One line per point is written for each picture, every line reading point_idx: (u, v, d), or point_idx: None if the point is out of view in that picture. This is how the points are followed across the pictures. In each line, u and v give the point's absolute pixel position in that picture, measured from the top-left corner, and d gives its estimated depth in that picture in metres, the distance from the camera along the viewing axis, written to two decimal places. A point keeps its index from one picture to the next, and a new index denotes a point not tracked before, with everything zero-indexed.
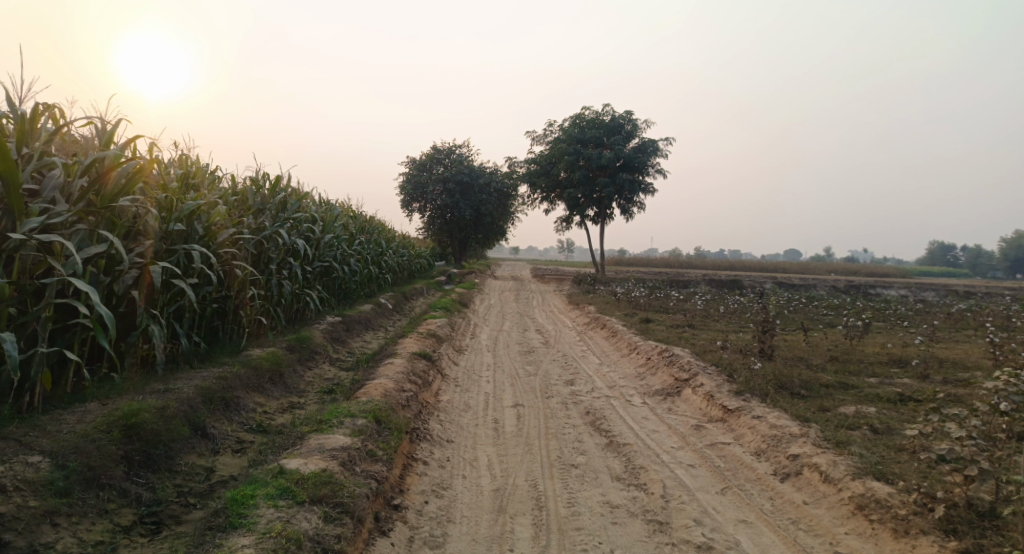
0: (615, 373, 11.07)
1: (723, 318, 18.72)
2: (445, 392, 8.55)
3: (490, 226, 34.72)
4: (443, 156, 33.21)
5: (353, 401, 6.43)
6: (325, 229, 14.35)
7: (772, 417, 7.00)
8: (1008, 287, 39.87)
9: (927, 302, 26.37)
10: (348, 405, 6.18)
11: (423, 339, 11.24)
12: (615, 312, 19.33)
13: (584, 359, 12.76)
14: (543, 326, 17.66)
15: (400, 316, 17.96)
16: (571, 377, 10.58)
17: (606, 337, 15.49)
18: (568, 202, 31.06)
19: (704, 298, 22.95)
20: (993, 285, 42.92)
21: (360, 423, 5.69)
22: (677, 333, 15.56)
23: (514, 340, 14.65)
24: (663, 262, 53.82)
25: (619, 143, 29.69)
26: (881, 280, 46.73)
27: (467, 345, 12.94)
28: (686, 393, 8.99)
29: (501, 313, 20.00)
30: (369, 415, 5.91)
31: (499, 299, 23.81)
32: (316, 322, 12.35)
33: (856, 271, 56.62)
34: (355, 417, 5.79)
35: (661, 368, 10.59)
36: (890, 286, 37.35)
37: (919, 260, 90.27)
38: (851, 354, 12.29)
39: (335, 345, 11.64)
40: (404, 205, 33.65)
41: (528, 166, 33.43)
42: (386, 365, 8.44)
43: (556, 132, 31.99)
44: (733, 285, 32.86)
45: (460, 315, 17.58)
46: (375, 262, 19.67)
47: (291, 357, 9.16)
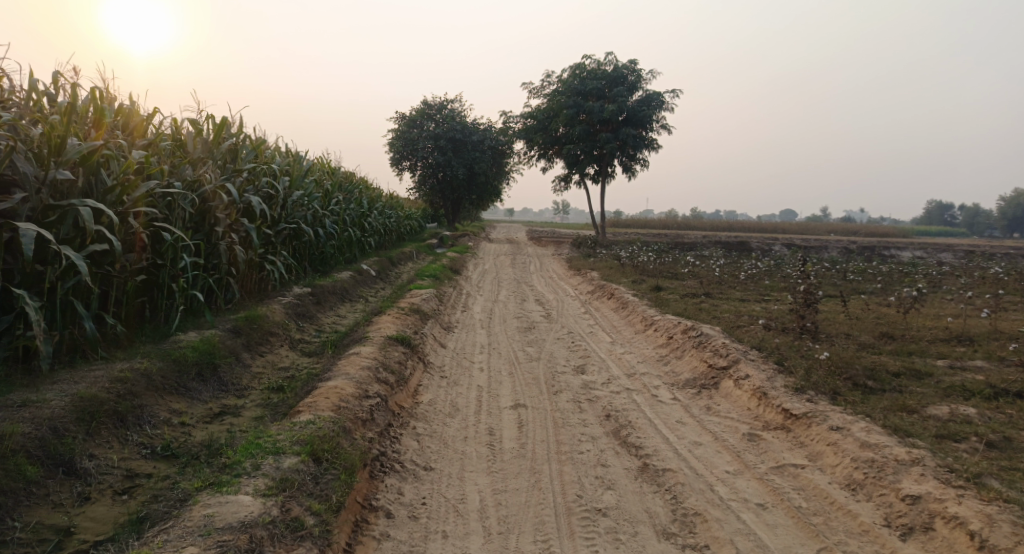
0: (633, 357, 9.29)
1: (741, 286, 16.94)
2: (426, 389, 6.79)
3: (485, 186, 32.68)
4: (435, 111, 30.98)
5: (289, 420, 4.67)
6: (293, 186, 12.46)
7: (859, 429, 5.25)
8: (1015, 246, 38.49)
9: (950, 265, 24.67)
10: (276, 432, 4.46)
11: (404, 317, 9.41)
12: (621, 279, 17.52)
13: (593, 336, 11.00)
14: (543, 295, 15.86)
15: (384, 284, 16.12)
16: (582, 362, 8.82)
17: (615, 309, 13.74)
18: (567, 160, 29.01)
19: (716, 263, 21.17)
20: (998, 244, 41.45)
21: (286, 469, 4.04)
22: (694, 304, 13.80)
23: (511, 312, 12.86)
24: (662, 224, 52.07)
25: (622, 95, 27.57)
26: (887, 241, 45.06)
27: (457, 321, 11.14)
28: (726, 386, 7.24)
29: (495, 280, 18.18)
30: (303, 449, 4.24)
31: (494, 265, 21.91)
32: (280, 296, 10.51)
33: (858, 232, 55.11)
34: (280, 459, 4.12)
35: (688, 350, 8.85)
36: (902, 248, 35.65)
37: (920, 221, 88.74)
38: (904, 329, 10.56)
39: (299, 323, 9.82)
40: (393, 164, 31.46)
41: (525, 121, 31.24)
42: (350, 355, 6.65)
43: (554, 84, 29.76)
44: (741, 248, 31.05)
45: (451, 284, 15.75)
46: (356, 225, 17.70)
47: (234, 343, 7.34)
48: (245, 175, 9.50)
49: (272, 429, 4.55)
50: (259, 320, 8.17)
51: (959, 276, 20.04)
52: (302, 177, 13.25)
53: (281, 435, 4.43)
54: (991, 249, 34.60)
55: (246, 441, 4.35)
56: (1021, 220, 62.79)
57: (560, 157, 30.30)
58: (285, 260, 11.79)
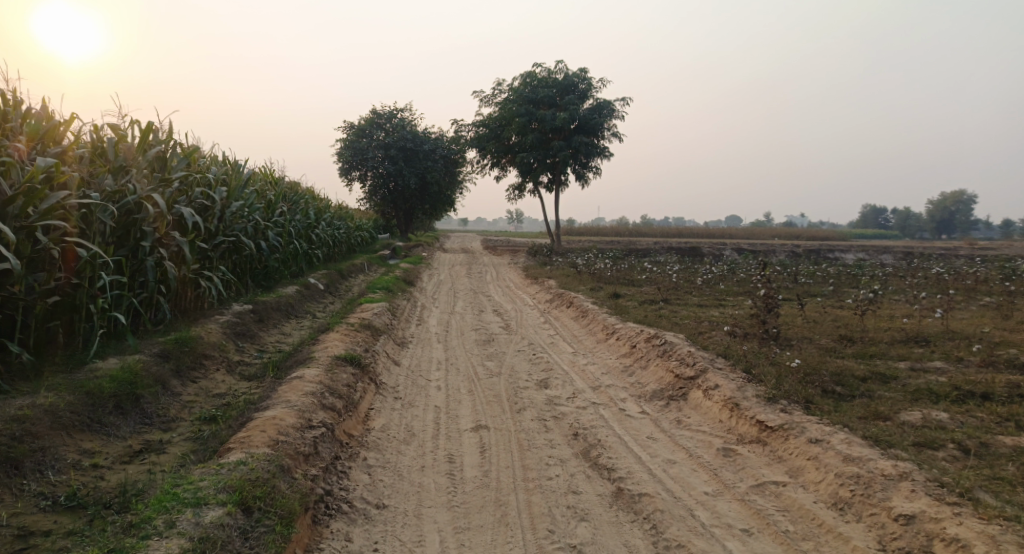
0: (596, 369, 8.92)
1: (699, 292, 16.83)
2: (378, 413, 6.27)
3: (437, 196, 32.14)
4: (384, 121, 30.34)
5: (216, 462, 4.15)
6: (232, 197, 11.75)
7: (838, 440, 4.93)
8: (951, 247, 39.93)
9: (895, 266, 25.21)
10: (196, 477, 3.97)
11: (353, 333, 8.84)
12: (578, 287, 17.22)
13: (553, 347, 10.63)
14: (500, 306, 15.42)
15: (334, 299, 15.44)
16: (543, 376, 8.41)
17: (574, 318, 13.41)
18: (520, 168, 28.73)
19: (671, 269, 21.12)
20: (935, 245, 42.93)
21: (205, 525, 3.59)
22: (654, 311, 13.57)
23: (468, 325, 12.37)
24: (615, 230, 52.32)
25: (573, 103, 27.44)
26: (830, 244, 46.22)
27: (411, 336, 10.59)
28: (695, 398, 6.92)
29: (451, 291, 17.67)
30: (229, 498, 3.78)
31: (449, 275, 21.39)
32: (219, 315, 9.82)
33: (803, 236, 56.47)
34: (202, 513, 3.65)
35: (653, 360, 8.54)
36: (847, 250, 36.51)
37: (860, 223, 91.75)
38: (863, 331, 10.48)
39: (239, 343, 9.15)
40: (343, 174, 30.65)
41: (476, 129, 30.84)
42: (293, 379, 6.08)
43: (504, 91, 29.48)
44: (692, 253, 31.23)
45: (404, 296, 15.17)
46: (303, 238, 16.95)
47: (162, 370, 6.69)
48: (175, 185, 8.86)
49: (195, 474, 4.01)
50: (193, 341, 7.51)
51: (905, 277, 20.43)
52: (241, 187, 12.52)
53: (205, 482, 3.91)
54: (930, 250, 35.73)
55: (162, 489, 3.82)
56: (951, 221, 65.50)
57: (512, 165, 29.99)
58: (224, 276, 11.07)
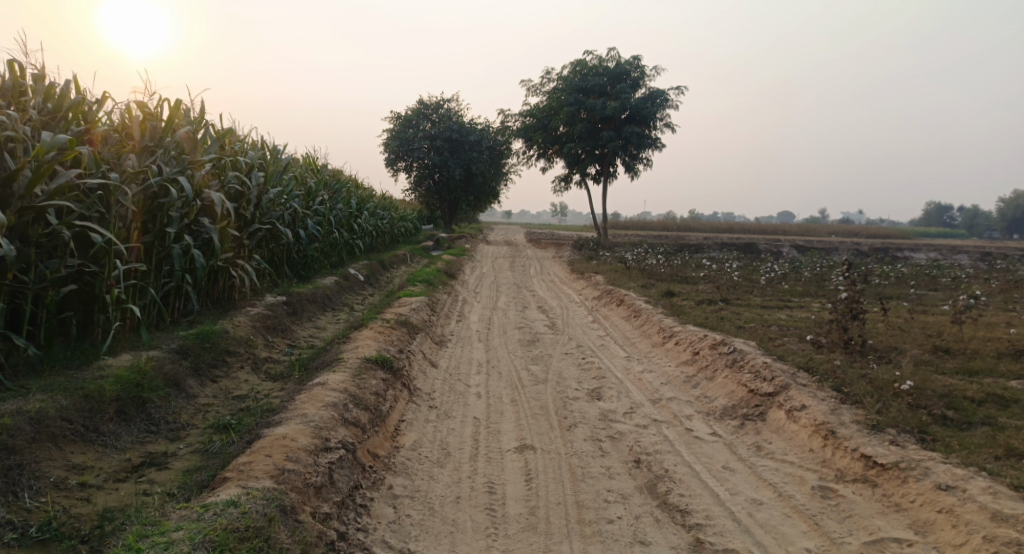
0: (655, 379, 7.99)
1: (759, 293, 15.65)
2: (409, 427, 5.51)
3: (483, 187, 31.42)
4: (431, 110, 29.73)
5: (201, 502, 3.47)
6: (269, 183, 11.14)
7: (979, 489, 4.12)
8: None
9: (969, 268, 23.43)
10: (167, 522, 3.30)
11: (388, 330, 8.11)
12: (629, 284, 16.24)
13: (605, 351, 9.72)
14: (545, 302, 14.57)
15: (373, 291, 14.82)
16: (596, 385, 7.52)
17: (626, 318, 12.46)
18: (568, 159, 27.80)
19: (727, 266, 19.92)
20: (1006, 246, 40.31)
21: None
22: (713, 312, 12.54)
23: (512, 322, 11.57)
24: (662, 225, 50.89)
25: (625, 91, 26.29)
26: (891, 242, 43.88)
27: (451, 334, 9.83)
28: (778, 419, 5.95)
29: (494, 285, 16.91)
30: None
31: (492, 268, 20.62)
32: (249, 306, 9.22)
33: (860, 233, 54.00)
34: None
35: (721, 372, 7.57)
36: (913, 250, 34.41)
37: (921, 222, 87.65)
38: (957, 342, 9.29)
39: (269, 338, 8.53)
40: (389, 165, 30.21)
41: (524, 118, 29.93)
42: (316, 386, 5.35)
43: (554, 80, 28.49)
44: (747, 250, 29.79)
45: (445, 290, 14.46)
46: (344, 227, 16.36)
47: (179, 368, 6.04)
48: (205, 169, 8.20)
49: (171, 521, 3.33)
50: (214, 336, 6.87)
51: (984, 280, 18.81)
52: (279, 173, 11.92)
53: (180, 532, 3.20)
54: (1001, 252, 33.50)
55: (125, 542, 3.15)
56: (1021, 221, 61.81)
57: (560, 156, 29.01)
58: (257, 265, 10.48)
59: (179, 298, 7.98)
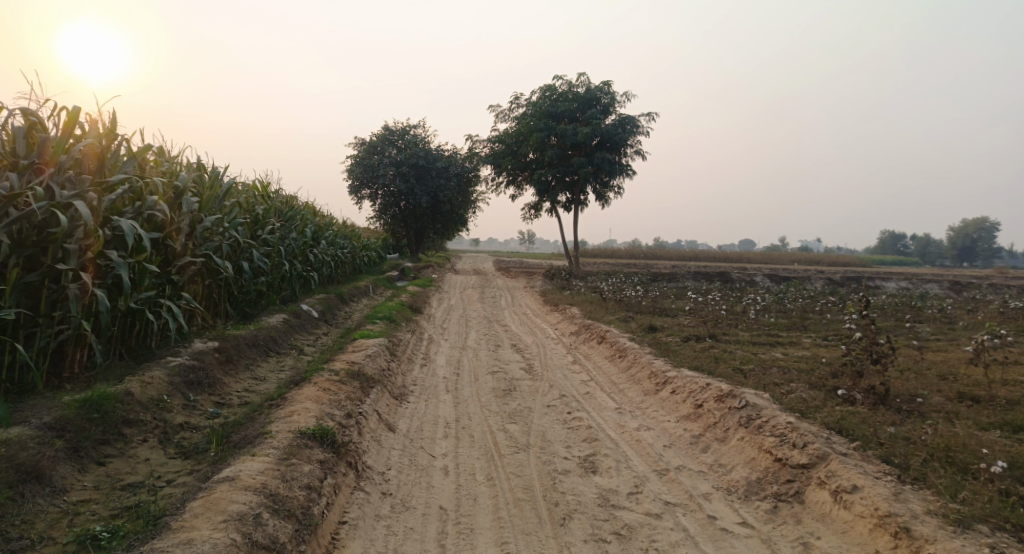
0: (655, 440, 6.75)
1: (746, 327, 14.60)
2: (353, 532, 4.24)
3: (451, 215, 30.21)
4: (396, 137, 28.56)
5: None
6: (202, 210, 9.73)
7: None
8: (985, 276, 37.62)
9: (946, 297, 22.93)
10: None
11: (336, 386, 6.76)
12: (607, 318, 15.07)
13: (591, 400, 8.48)
14: (519, 339, 13.30)
15: (328, 329, 13.39)
16: (588, 451, 6.25)
17: (609, 357, 11.27)
18: (537, 187, 26.79)
19: (708, 298, 18.92)
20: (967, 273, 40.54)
21: None
22: (704, 350, 11.42)
23: (483, 365, 10.27)
24: (630, 252, 50.31)
25: (596, 117, 25.41)
26: (860, 270, 43.63)
27: (414, 384, 8.50)
28: (821, 504, 4.77)
29: (462, 319, 15.60)
30: None
31: (460, 300, 19.28)
32: (172, 356, 7.77)
33: (826, 260, 54.16)
34: None
35: (734, 432, 6.36)
36: (883, 277, 34.02)
37: (878, 248, 89.26)
38: (984, 387, 8.27)
39: (191, 397, 7.09)
40: (352, 192, 28.89)
41: (492, 144, 28.86)
42: (227, 482, 4.01)
43: (522, 105, 27.53)
44: (721, 279, 28.94)
45: (409, 327, 13.12)
46: (298, 259, 14.92)
47: (49, 452, 4.64)
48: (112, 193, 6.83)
49: None
50: (108, 403, 5.47)
51: (971, 310, 18.07)
52: (218, 199, 10.52)
53: None
54: (968, 279, 33.47)
55: None
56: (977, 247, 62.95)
57: (529, 183, 27.96)
58: (186, 303, 9.03)
59: (81, 349, 6.64)
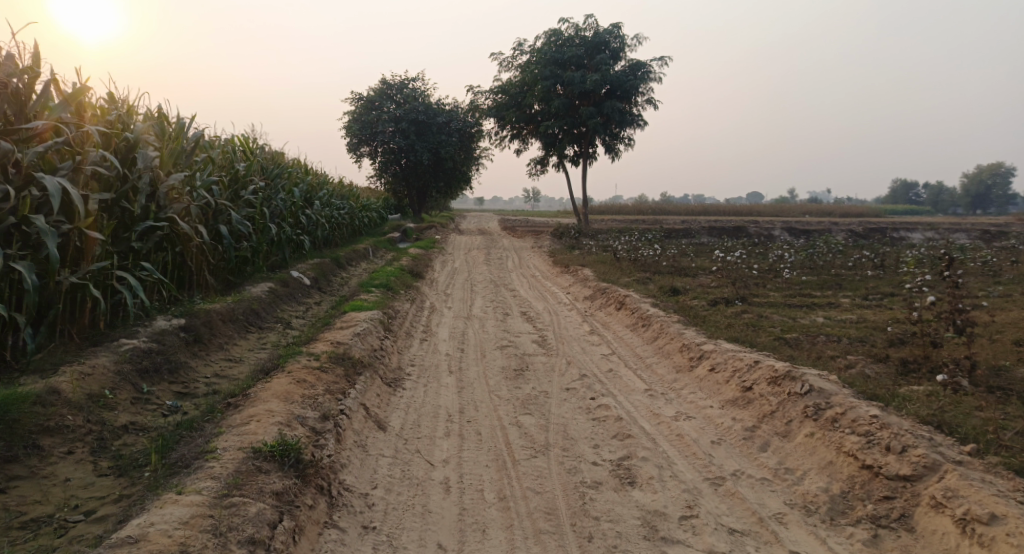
0: (700, 433, 5.60)
1: (776, 287, 13.36)
2: None
3: (454, 173, 28.74)
4: (395, 91, 26.90)
5: None
6: (164, 166, 8.46)
7: None
8: (1006, 224, 36.16)
9: (978, 248, 21.58)
10: None
11: (314, 376, 5.59)
12: (623, 280, 13.85)
13: (617, 380, 7.30)
14: (529, 305, 12.11)
15: (320, 297, 12.22)
16: (620, 452, 5.10)
17: (630, 326, 10.08)
18: (543, 140, 25.31)
19: (730, 255, 17.61)
20: (984, 222, 39.06)
21: None
22: (736, 316, 10.22)
23: (490, 338, 9.09)
24: (638, 208, 48.85)
25: (605, 63, 23.76)
26: (875, 221, 42.16)
27: (412, 365, 7.34)
28: (941, 536, 3.78)
29: (467, 283, 14.42)
30: None
31: (465, 262, 18.04)
32: (126, 339, 6.56)
33: (838, 212, 52.54)
34: None
35: (799, 426, 5.21)
36: (904, 228, 32.51)
37: (889, 199, 87.30)
38: None
39: (147, 388, 5.97)
40: (351, 150, 27.43)
41: (495, 96, 27.20)
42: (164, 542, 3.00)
43: (526, 53, 25.80)
44: (738, 234, 27.53)
45: (408, 294, 11.95)
46: (287, 221, 13.65)
47: None
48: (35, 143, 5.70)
49: None
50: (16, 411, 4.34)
51: (1012, 262, 16.76)
52: (186, 154, 9.25)
53: None
54: (988, 228, 31.99)
55: None
56: (987, 195, 61.16)
57: (535, 136, 26.42)
58: (148, 274, 7.83)
59: (13, 335, 5.68)
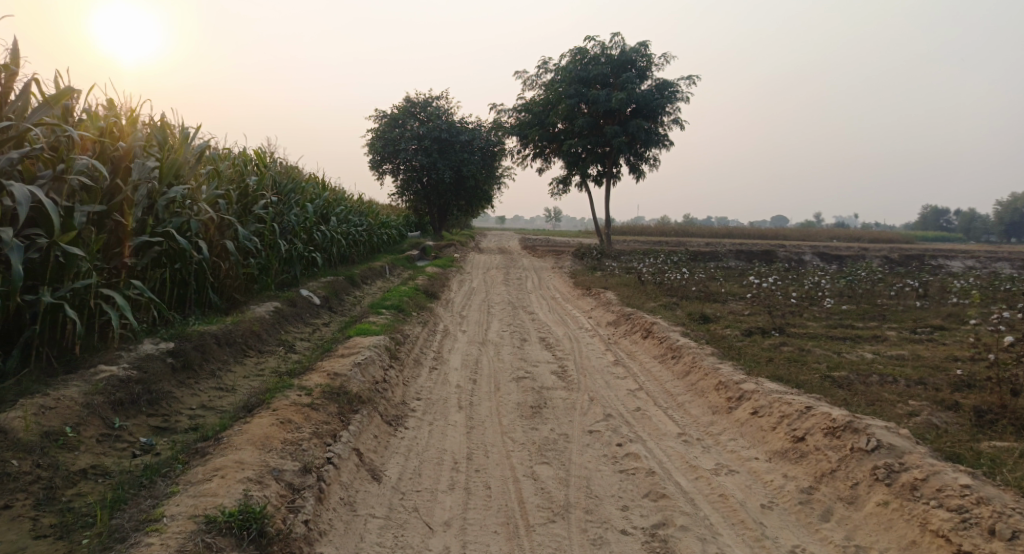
0: (747, 493, 4.79)
1: (814, 317, 12.45)
2: None
3: (477, 191, 28.16)
4: (419, 109, 26.50)
5: None
6: (163, 178, 7.82)
7: None
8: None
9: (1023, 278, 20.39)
10: None
11: (302, 415, 4.90)
12: (650, 305, 13.02)
13: (646, 421, 6.49)
14: (549, 331, 11.35)
15: (328, 318, 11.57)
16: (654, 518, 4.34)
17: (659, 357, 9.26)
18: (566, 159, 24.64)
19: (762, 281, 16.69)
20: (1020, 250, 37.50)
21: None
22: (775, 350, 9.36)
23: (506, 368, 8.33)
24: (661, 229, 47.85)
25: (632, 82, 23.09)
26: (906, 248, 40.77)
27: (418, 399, 6.62)
28: None
29: (484, 305, 13.70)
30: None
31: (483, 282, 17.33)
32: (104, 366, 5.90)
33: (867, 237, 51.09)
34: None
35: (867, 494, 4.44)
36: (939, 256, 31.22)
37: (919, 224, 85.18)
38: None
39: (120, 422, 5.31)
40: (373, 167, 27.02)
41: (518, 114, 26.65)
42: None
43: (551, 70, 25.23)
44: (766, 259, 26.54)
45: (421, 317, 11.27)
46: (299, 237, 13.06)
47: None
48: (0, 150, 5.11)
49: None
50: None
51: None
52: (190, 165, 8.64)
53: None
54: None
55: None
56: (1022, 223, 59.20)
57: (559, 155, 25.76)
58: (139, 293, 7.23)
59: None
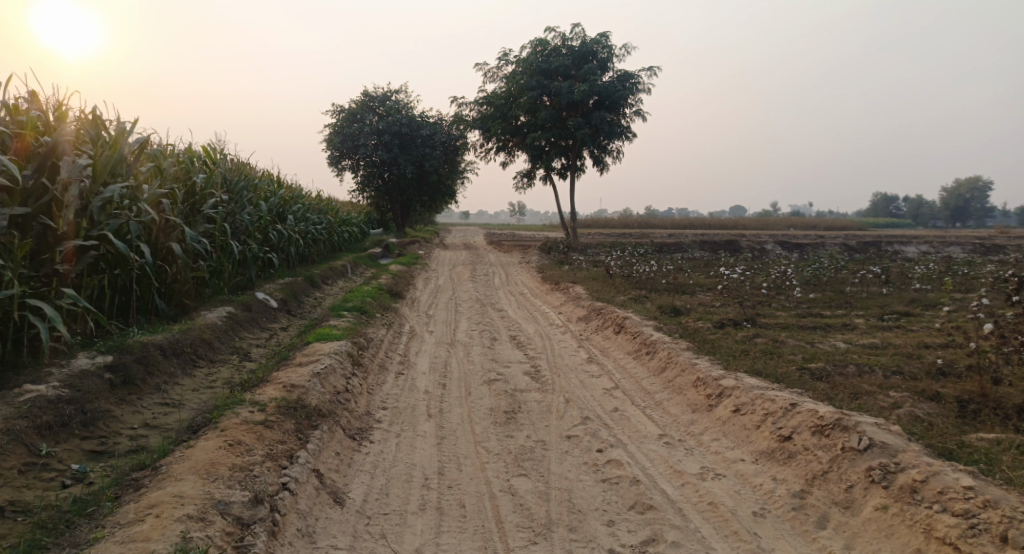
0: (737, 499, 4.53)
1: (783, 307, 12.36)
2: None
3: (439, 186, 27.65)
4: (377, 103, 25.82)
5: None
6: (98, 177, 7.20)
7: None
8: (993, 236, 35.64)
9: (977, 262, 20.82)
10: None
11: (256, 437, 4.47)
12: (619, 299, 12.78)
13: (625, 422, 6.20)
14: (518, 329, 11.01)
15: (287, 321, 11.04)
16: (642, 535, 4.04)
17: (633, 353, 9.00)
18: (529, 152, 24.31)
19: (729, 271, 16.63)
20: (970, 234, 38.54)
21: None
22: (749, 342, 9.19)
23: (475, 370, 7.95)
24: (624, 221, 47.95)
25: (593, 73, 22.86)
26: (862, 235, 41.53)
27: (384, 408, 6.20)
28: None
29: (450, 303, 13.30)
30: None
31: (449, 279, 16.90)
32: (32, 385, 5.36)
33: (824, 225, 52.01)
34: None
35: (864, 498, 4.23)
36: (896, 242, 31.84)
37: (873, 211, 87.29)
38: None
39: (49, 448, 4.81)
40: (332, 163, 26.28)
41: (479, 107, 26.22)
42: None
43: (512, 62, 24.84)
44: (730, 248, 26.66)
45: (384, 317, 10.83)
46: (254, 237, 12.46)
47: None
48: None
49: None
50: None
51: None
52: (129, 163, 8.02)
53: None
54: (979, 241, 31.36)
55: None
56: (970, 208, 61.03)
57: (522, 148, 25.42)
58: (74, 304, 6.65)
59: None
